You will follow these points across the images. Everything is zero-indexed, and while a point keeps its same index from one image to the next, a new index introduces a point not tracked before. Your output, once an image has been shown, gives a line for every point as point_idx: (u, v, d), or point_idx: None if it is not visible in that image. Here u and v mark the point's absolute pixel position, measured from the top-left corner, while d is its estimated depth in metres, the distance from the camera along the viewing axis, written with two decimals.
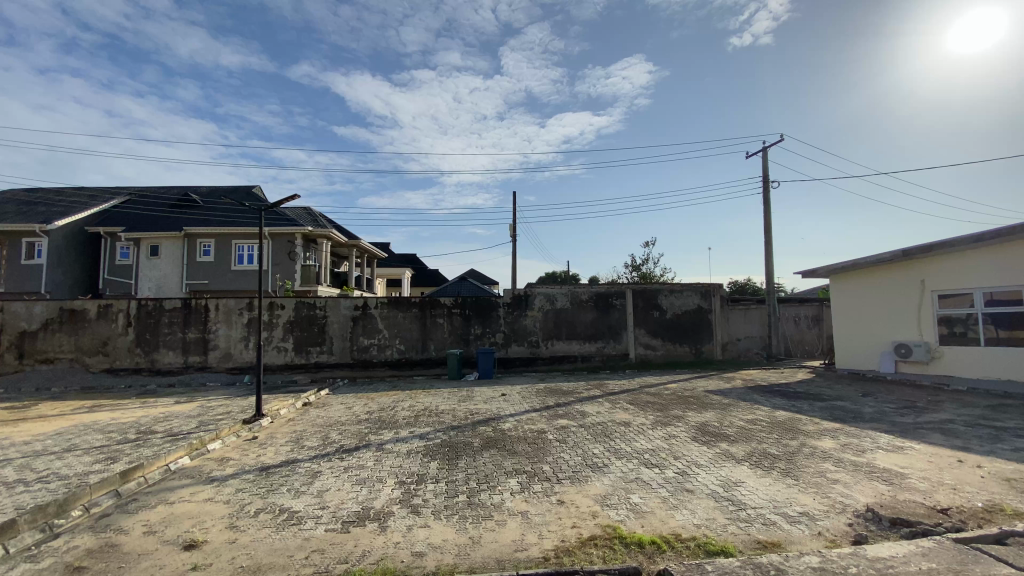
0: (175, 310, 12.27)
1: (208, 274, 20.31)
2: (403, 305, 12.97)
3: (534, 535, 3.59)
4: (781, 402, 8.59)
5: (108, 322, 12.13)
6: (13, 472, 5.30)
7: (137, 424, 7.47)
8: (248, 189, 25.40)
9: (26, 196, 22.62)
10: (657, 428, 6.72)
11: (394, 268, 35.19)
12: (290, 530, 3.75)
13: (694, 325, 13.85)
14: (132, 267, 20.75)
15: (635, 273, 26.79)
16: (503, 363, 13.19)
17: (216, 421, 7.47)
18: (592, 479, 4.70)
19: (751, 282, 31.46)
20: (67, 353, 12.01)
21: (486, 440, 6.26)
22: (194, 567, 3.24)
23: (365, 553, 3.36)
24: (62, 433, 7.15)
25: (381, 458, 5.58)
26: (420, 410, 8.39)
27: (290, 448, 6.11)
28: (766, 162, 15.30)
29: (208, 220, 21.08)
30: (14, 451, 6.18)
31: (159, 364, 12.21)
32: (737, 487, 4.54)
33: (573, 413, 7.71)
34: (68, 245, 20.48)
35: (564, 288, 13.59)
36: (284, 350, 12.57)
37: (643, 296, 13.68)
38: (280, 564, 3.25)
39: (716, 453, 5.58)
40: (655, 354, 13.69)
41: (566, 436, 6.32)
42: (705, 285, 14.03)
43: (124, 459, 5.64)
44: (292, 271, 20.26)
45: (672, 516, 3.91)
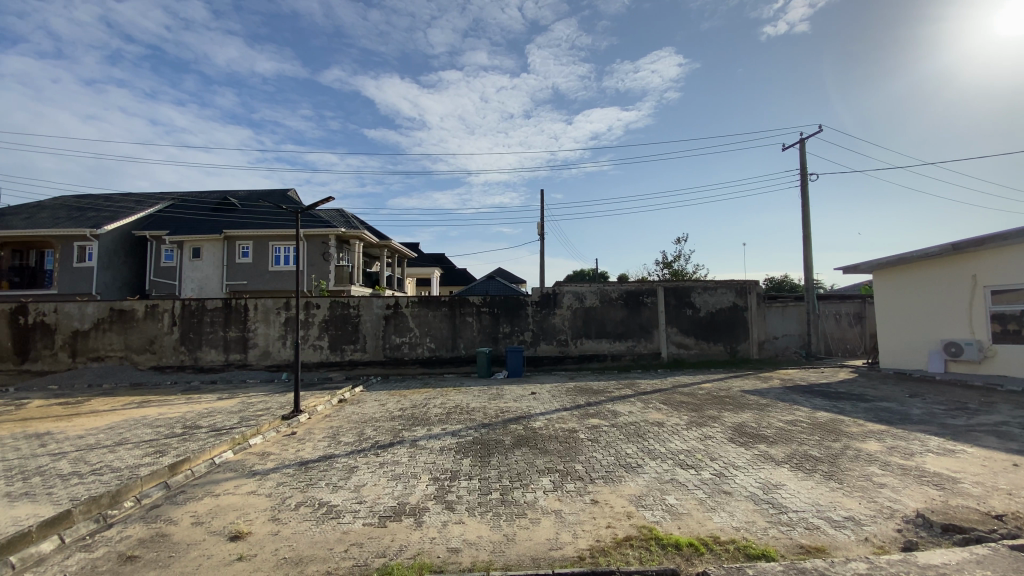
0: (216, 310, 12.76)
1: (246, 275, 21.04)
2: (432, 304, 13.11)
3: (568, 534, 3.57)
4: (822, 403, 8.28)
5: (155, 321, 12.71)
6: (69, 465, 5.60)
7: (183, 419, 7.81)
8: (283, 193, 26.17)
9: (78, 203, 23.87)
10: (692, 428, 6.58)
11: (423, 268, 35.61)
12: (328, 523, 3.84)
13: (729, 323, 13.51)
14: (176, 269, 21.69)
15: (666, 270, 26.27)
16: (532, 362, 13.19)
17: (256, 417, 7.72)
18: (626, 479, 4.65)
19: (789, 279, 30.34)
20: (117, 351, 12.64)
21: (517, 437, 6.25)
22: (240, 557, 3.35)
23: (402, 548, 3.41)
24: (115, 427, 7.54)
25: (415, 455, 5.65)
26: (451, 408, 8.44)
27: (327, 443, 6.27)
28: (804, 153, 14.78)
29: (246, 223, 21.83)
30: (70, 445, 6.54)
31: (202, 362, 12.72)
32: (777, 490, 4.40)
33: (605, 413, 7.62)
34: (116, 249, 21.54)
35: (593, 286, 13.49)
36: (320, 348, 12.90)
37: (675, 294, 13.44)
38: (320, 556, 3.34)
39: (754, 454, 5.43)
40: (688, 353, 13.42)
41: (598, 435, 6.26)
42: (740, 282, 13.67)
43: (171, 452, 5.91)
44: (326, 271, 20.78)
45: (710, 518, 3.83)
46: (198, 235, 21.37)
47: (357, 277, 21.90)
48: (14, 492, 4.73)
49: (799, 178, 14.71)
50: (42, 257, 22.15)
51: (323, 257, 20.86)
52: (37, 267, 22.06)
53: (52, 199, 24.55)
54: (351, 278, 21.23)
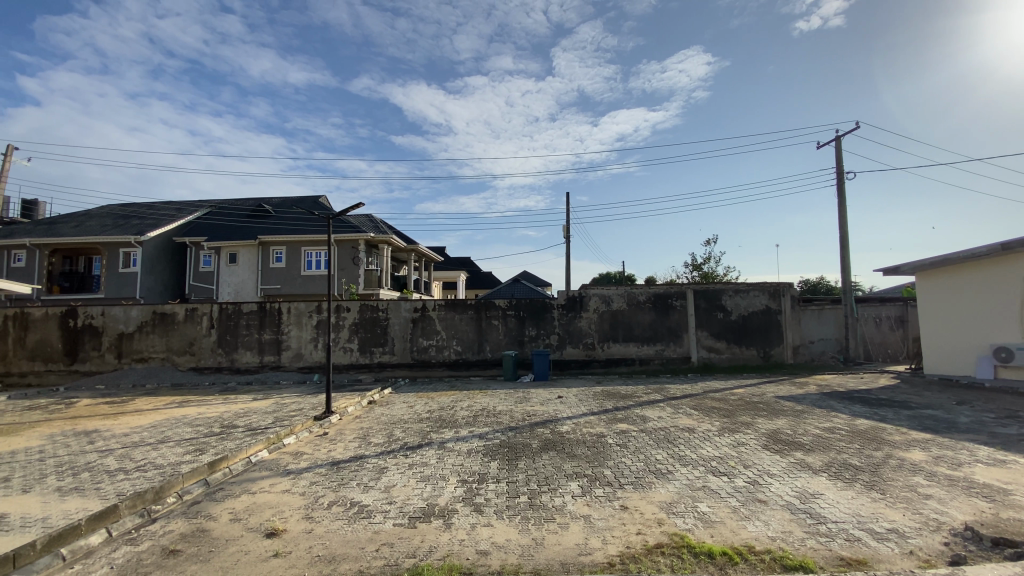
0: (251, 313, 13.17)
1: (280, 279, 21.68)
2: (459, 307, 13.22)
3: (598, 540, 3.54)
4: (862, 410, 7.96)
5: (194, 324, 13.20)
6: (116, 461, 5.87)
7: (221, 419, 8.08)
8: (315, 199, 26.87)
9: (124, 211, 25.07)
10: (724, 435, 6.42)
11: (450, 272, 35.93)
12: (360, 523, 3.90)
13: (762, 327, 13.16)
14: (214, 274, 22.52)
15: (696, 273, 25.78)
16: (559, 365, 13.11)
17: (290, 417, 7.93)
18: (657, 485, 4.58)
19: (825, 280, 29.35)
20: (159, 352, 13.19)
21: (544, 442, 6.23)
22: (276, 554, 3.44)
23: (432, 549, 3.44)
24: (158, 425, 7.88)
25: (443, 457, 5.70)
26: (478, 410, 8.48)
27: (358, 444, 6.39)
28: (840, 151, 14.32)
29: (280, 229, 22.52)
30: (116, 442, 6.85)
31: (239, 363, 13.15)
32: (815, 499, 4.25)
33: (633, 417, 7.51)
34: (158, 254, 22.51)
35: (620, 288, 13.35)
36: (350, 351, 13.15)
37: (705, 297, 13.17)
38: (352, 554, 3.40)
39: (790, 462, 5.26)
40: (719, 358, 13.12)
41: (627, 441, 6.18)
42: (774, 284, 13.30)
43: (210, 450, 6.12)
44: (356, 275, 21.21)
45: (744, 526, 3.73)
46: (234, 241, 22.16)
47: (386, 281, 22.29)
48: (64, 486, 4.97)
49: (836, 177, 14.26)
50: (90, 262, 23.36)
51: (353, 261, 21.31)
52: (86, 272, 23.26)
53: (99, 208, 25.82)
54: (380, 282, 21.65)
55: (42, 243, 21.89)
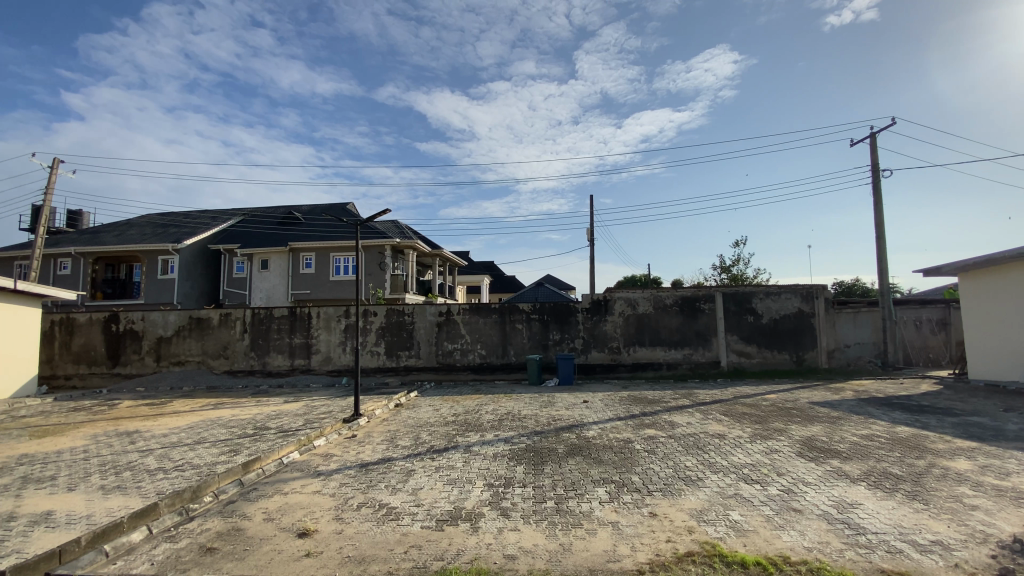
0: (282, 318, 13.51)
1: (309, 285, 22.20)
2: (484, 311, 13.27)
3: (626, 547, 3.48)
4: (902, 417, 7.64)
5: (228, 329, 13.62)
6: (155, 461, 6.10)
7: (254, 421, 8.31)
8: (342, 206, 27.48)
9: (162, 220, 26.12)
10: (756, 441, 6.26)
11: (474, 277, 36.16)
12: (389, 524, 3.95)
13: (795, 330, 12.79)
14: (246, 280, 23.22)
15: (724, 275, 25.27)
16: (584, 370, 13.01)
17: (320, 420, 8.11)
18: (687, 493, 4.48)
19: (861, 282, 28.33)
20: (195, 356, 13.66)
21: (570, 446, 6.20)
22: (307, 553, 3.51)
23: (459, 552, 3.45)
24: (194, 427, 8.15)
25: (469, 460, 5.72)
26: (503, 414, 8.48)
27: (386, 446, 6.47)
28: (876, 147, 13.85)
29: (309, 235, 23.10)
30: (156, 443, 7.12)
31: (271, 366, 13.50)
32: (853, 509, 4.10)
33: (661, 423, 7.39)
34: (194, 262, 23.35)
35: (646, 291, 13.16)
36: (377, 354, 13.35)
37: (734, 299, 12.90)
38: (382, 556, 3.44)
39: (826, 470, 5.08)
40: (749, 363, 12.81)
41: (655, 447, 6.08)
42: (806, 287, 12.94)
43: (244, 451, 6.31)
44: (382, 280, 21.55)
45: (778, 536, 3.62)
46: (266, 248, 22.83)
47: (411, 286, 22.57)
48: (108, 485, 5.20)
49: (871, 174, 13.78)
50: (131, 270, 24.41)
51: (379, 266, 21.66)
52: (127, 279, 24.31)
53: (140, 217, 26.97)
54: (406, 286, 21.96)
55: (87, 251, 22.97)
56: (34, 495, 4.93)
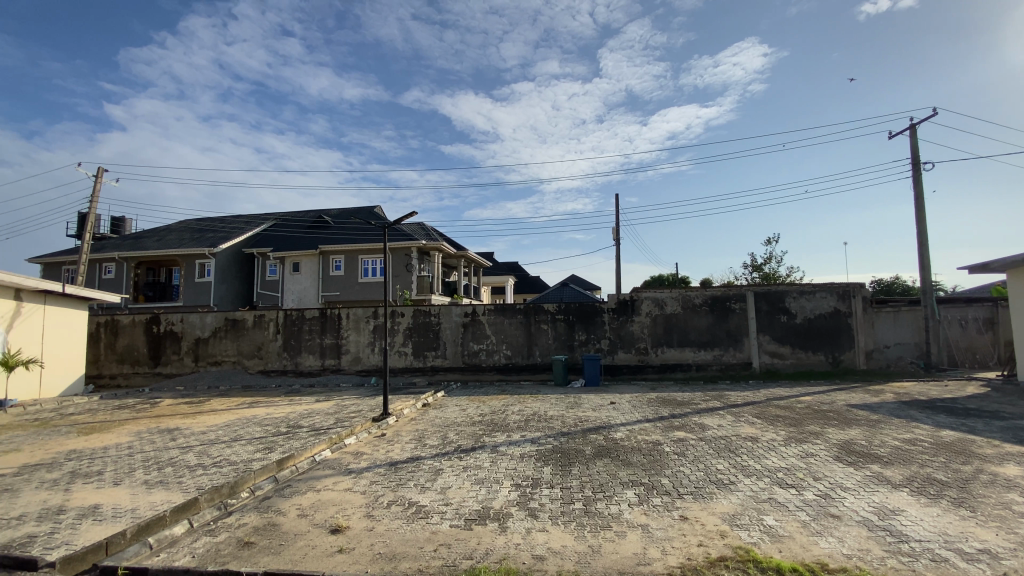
0: (313, 319, 13.84)
1: (339, 286, 22.71)
2: (509, 312, 13.29)
3: (656, 550, 3.44)
4: (948, 420, 7.28)
5: (262, 329, 14.04)
6: (195, 457, 6.34)
7: (287, 419, 8.55)
8: (370, 209, 28.01)
9: (199, 225, 27.11)
10: (791, 445, 6.08)
11: (499, 278, 36.24)
12: (418, 522, 4.00)
13: (830, 330, 12.38)
14: (279, 282, 23.88)
15: (756, 273, 24.65)
16: (610, 371, 12.89)
17: (350, 418, 8.28)
18: (719, 496, 4.40)
19: (901, 280, 27.14)
20: (231, 356, 14.12)
21: (598, 448, 6.15)
22: (341, 549, 3.59)
23: (488, 552, 3.47)
24: (231, 425, 8.44)
25: (497, 460, 5.74)
26: (529, 415, 8.47)
27: (414, 445, 6.56)
28: (916, 139, 13.29)
29: (338, 238, 23.62)
30: (195, 440, 7.40)
31: (302, 366, 13.85)
32: (895, 516, 3.93)
33: (691, 425, 7.27)
34: (229, 265, 24.17)
35: (674, 291, 12.95)
36: (404, 354, 13.54)
37: (766, 298, 12.55)
38: (412, 553, 3.49)
39: (865, 475, 4.90)
40: (783, 364, 12.46)
41: (685, 449, 5.98)
42: (842, 285, 12.51)
43: (278, 448, 6.49)
44: (409, 281, 21.85)
45: (815, 542, 3.51)
46: (297, 251, 23.44)
47: (437, 287, 22.82)
48: (152, 480, 5.43)
49: (911, 167, 13.23)
50: (170, 274, 25.43)
51: (406, 268, 21.97)
52: (167, 282, 25.32)
53: (178, 223, 28.07)
54: (432, 287, 22.21)
55: (129, 256, 24.04)
56: (83, 489, 5.19)
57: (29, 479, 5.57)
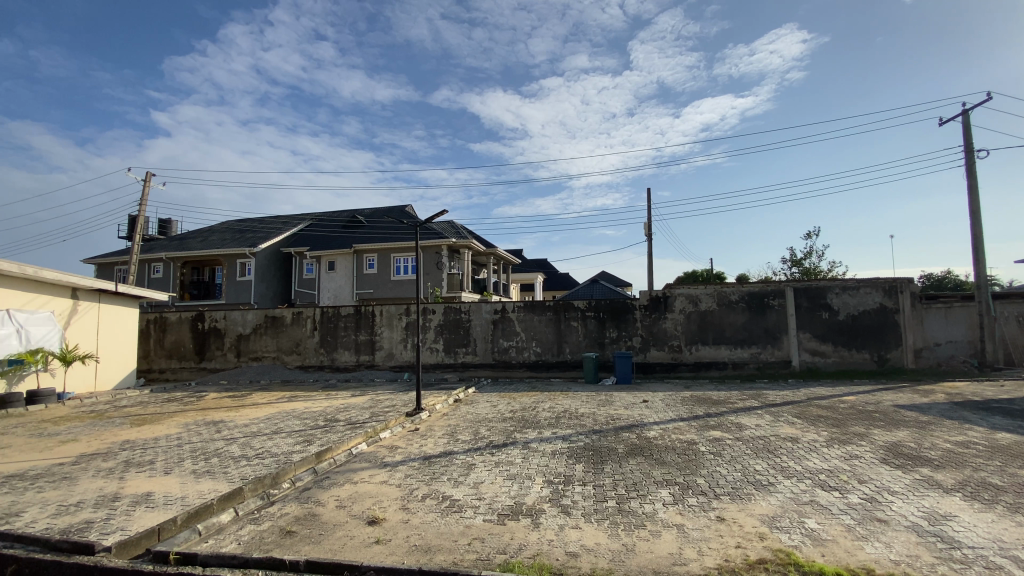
0: (348, 316, 14.19)
1: (373, 284, 23.19)
2: (538, 309, 13.28)
3: (693, 550, 3.38)
4: (1006, 423, 6.86)
5: (300, 326, 14.50)
6: (239, 449, 6.62)
7: (325, 413, 8.81)
8: (401, 208, 28.47)
9: (239, 225, 28.18)
10: (833, 446, 5.86)
11: (529, 275, 36.25)
12: (452, 516, 4.06)
13: (875, 327, 11.86)
14: (315, 280, 24.58)
15: (795, 268, 23.82)
16: (643, 369, 12.70)
17: (385, 413, 8.47)
18: (757, 497, 4.28)
19: (953, 274, 25.72)
20: (271, 352, 14.64)
21: (631, 446, 6.08)
22: (378, 540, 3.68)
23: (521, 547, 3.49)
24: (272, 418, 8.76)
25: (529, 456, 5.76)
26: (560, 412, 8.47)
27: (447, 440, 6.66)
28: (969, 125, 12.54)
29: (371, 238, 24.12)
30: (239, 432, 7.71)
31: (338, 362, 14.23)
32: (946, 521, 3.74)
33: (728, 424, 7.12)
34: (269, 264, 25.03)
35: (708, 287, 12.64)
36: (435, 351, 13.72)
37: (807, 295, 12.11)
38: (447, 546, 3.55)
39: (914, 479, 4.68)
40: (825, 362, 12.01)
41: (721, 449, 5.85)
42: (889, 280, 11.95)
43: (317, 441, 6.71)
44: (440, 279, 22.12)
45: (861, 547, 3.38)
46: (332, 250, 24.06)
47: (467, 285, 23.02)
48: (199, 469, 5.71)
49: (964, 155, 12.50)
50: (214, 273, 26.55)
51: (437, 265, 22.23)
52: (210, 281, 26.43)
53: (220, 224, 29.25)
54: (462, 285, 22.43)
55: (176, 256, 25.22)
56: (137, 477, 5.50)
57: (88, 468, 5.92)
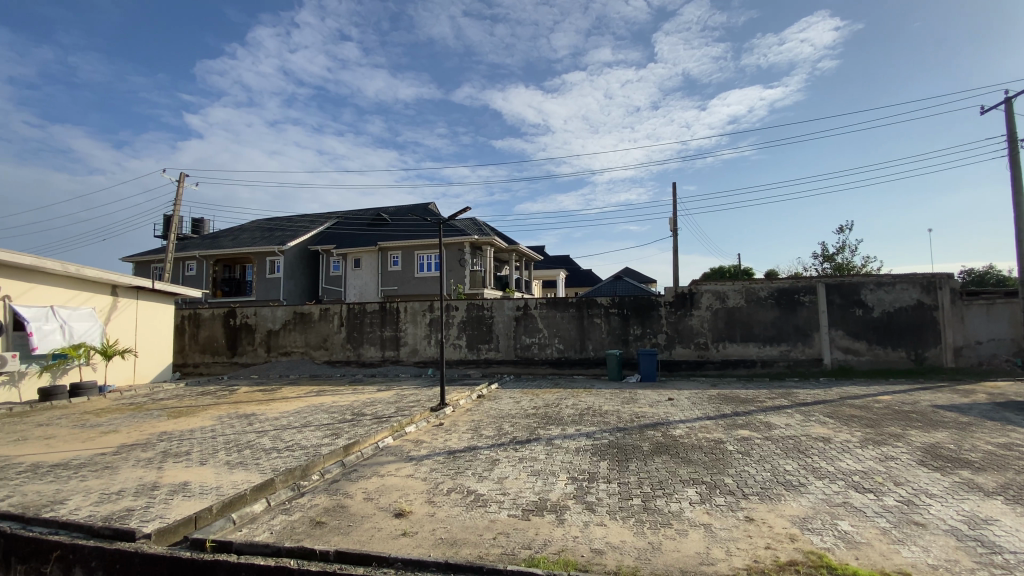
0: (374, 312, 14.42)
1: (397, 281, 23.49)
2: (561, 306, 13.24)
3: (721, 550, 3.34)
4: None
5: (327, 322, 14.80)
6: (270, 441, 6.82)
7: (352, 407, 9.00)
8: (424, 206, 28.74)
9: (268, 224, 28.89)
10: (868, 447, 5.68)
11: (551, 272, 36.13)
12: (477, 511, 4.10)
13: (912, 325, 11.43)
14: (342, 278, 25.06)
15: (827, 264, 23.12)
16: (668, 366, 12.55)
17: (410, 407, 8.59)
18: (787, 498, 4.19)
19: (995, 269, 24.57)
20: (300, 347, 15.00)
21: (656, 444, 6.02)
22: (405, 533, 3.75)
23: (546, 542, 3.50)
24: (301, 411, 8.99)
25: (552, 453, 5.77)
26: (584, 409, 8.44)
27: (471, 435, 6.72)
28: (1013, 113, 11.91)
29: (395, 235, 24.42)
30: (270, 425, 7.94)
31: (365, 357, 14.48)
32: (987, 525, 3.59)
33: (757, 424, 6.97)
34: (297, 261, 25.62)
35: (736, 283, 12.38)
36: (459, 347, 13.83)
37: (839, 291, 11.74)
38: (472, 540, 3.59)
39: (953, 481, 4.50)
40: (858, 361, 11.63)
41: (750, 448, 5.74)
42: (926, 276, 11.50)
43: (344, 434, 6.85)
44: (462, 276, 22.26)
45: (896, 551, 3.27)
46: (358, 247, 24.47)
47: (490, 281, 23.10)
48: (233, 460, 5.91)
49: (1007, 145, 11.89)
50: (244, 270, 27.32)
51: (459, 262, 22.35)
52: (241, 278, 27.20)
53: (250, 223, 30.06)
54: (485, 282, 22.52)
55: (208, 254, 26.03)
56: (174, 467, 5.72)
57: (128, 458, 6.18)
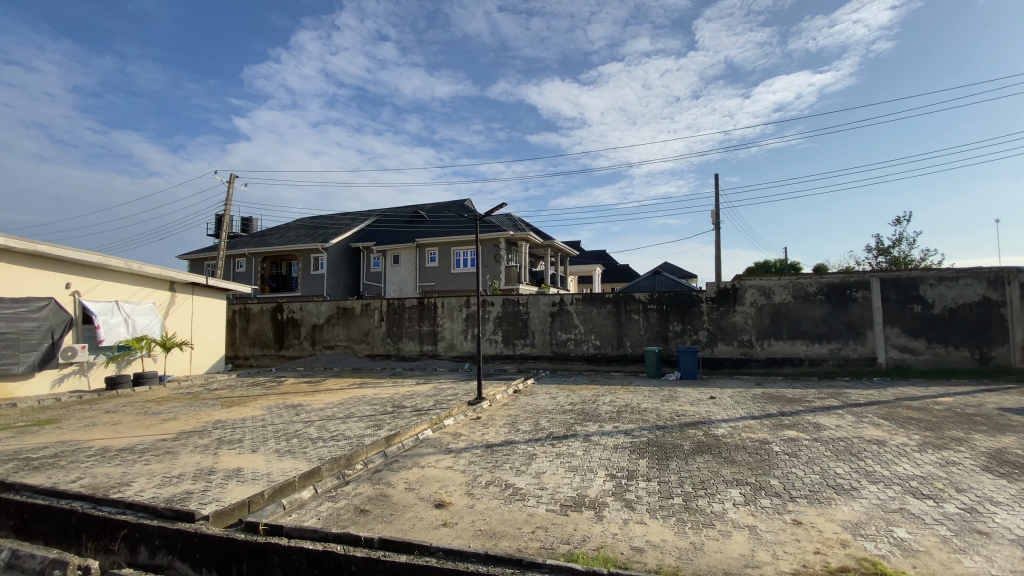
0: (412, 308, 14.71)
1: (434, 277, 23.88)
2: (598, 301, 13.12)
3: (766, 553, 3.24)
4: None
5: (368, 317, 15.21)
6: (316, 431, 7.09)
7: (392, 399, 9.23)
8: (460, 202, 29.03)
9: (311, 222, 29.90)
10: (926, 451, 5.35)
11: (587, 267, 35.75)
12: (515, 504, 4.13)
13: (977, 323, 10.69)
14: (381, 274, 25.68)
15: (881, 257, 21.86)
16: (710, 364, 12.24)
17: (448, 401, 8.73)
18: (838, 502, 4.01)
19: None
20: (342, 341, 15.49)
21: (697, 444, 5.88)
22: (445, 523, 3.83)
23: (585, 538, 3.50)
24: (344, 403, 9.31)
25: (590, 449, 5.73)
26: (622, 406, 8.34)
27: (508, 429, 6.77)
28: None
29: (432, 232, 24.79)
30: (315, 416, 8.26)
31: (403, 351, 14.81)
32: None
33: (804, 424, 6.69)
34: (339, 258, 26.44)
35: (783, 278, 11.89)
36: (495, 342, 13.92)
37: (896, 286, 11.10)
38: (511, 533, 3.62)
39: (1022, 489, 4.19)
40: (916, 360, 10.98)
41: (797, 450, 5.52)
42: (994, 270, 10.70)
43: (385, 426, 7.03)
44: (498, 271, 22.38)
45: (958, 560, 3.09)
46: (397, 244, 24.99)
47: (526, 277, 23.11)
48: (281, 449, 6.18)
49: None
50: (290, 267, 28.43)
51: (495, 258, 22.49)
52: (287, 274, 28.32)
53: (294, 221, 31.19)
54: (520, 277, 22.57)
55: (257, 252, 27.23)
56: (228, 454, 6.04)
57: (187, 444, 6.57)
